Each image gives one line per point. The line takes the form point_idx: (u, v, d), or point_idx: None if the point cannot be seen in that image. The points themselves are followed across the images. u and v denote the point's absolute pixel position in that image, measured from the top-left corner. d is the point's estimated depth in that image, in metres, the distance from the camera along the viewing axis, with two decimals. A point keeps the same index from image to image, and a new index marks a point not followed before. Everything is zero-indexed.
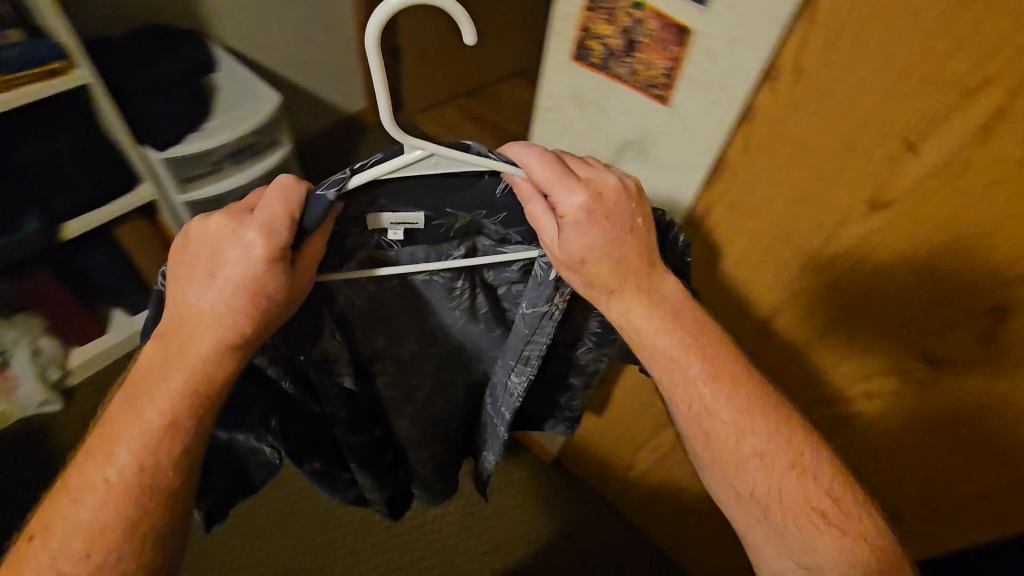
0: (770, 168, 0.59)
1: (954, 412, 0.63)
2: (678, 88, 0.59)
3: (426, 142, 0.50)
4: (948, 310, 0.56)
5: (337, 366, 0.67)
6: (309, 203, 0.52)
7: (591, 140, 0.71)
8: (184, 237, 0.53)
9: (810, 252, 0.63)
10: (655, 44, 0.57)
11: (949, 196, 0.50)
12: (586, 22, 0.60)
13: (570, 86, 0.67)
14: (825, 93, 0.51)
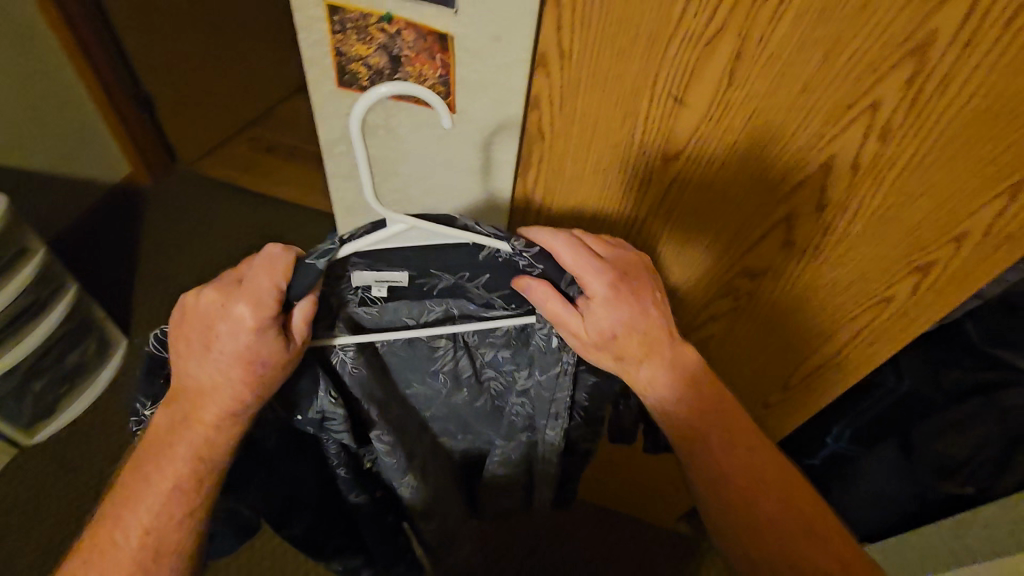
0: (568, 149, 0.60)
1: (782, 311, 0.70)
2: (456, 94, 0.57)
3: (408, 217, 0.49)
4: (751, 227, 0.62)
5: (334, 424, 0.60)
6: (297, 270, 0.50)
7: (392, 164, 0.67)
8: (184, 305, 0.52)
9: (627, 215, 0.65)
10: (420, 56, 0.54)
11: (722, 134, 0.54)
12: (341, 47, 0.56)
13: (345, 115, 0.62)
14: (592, 70, 0.52)
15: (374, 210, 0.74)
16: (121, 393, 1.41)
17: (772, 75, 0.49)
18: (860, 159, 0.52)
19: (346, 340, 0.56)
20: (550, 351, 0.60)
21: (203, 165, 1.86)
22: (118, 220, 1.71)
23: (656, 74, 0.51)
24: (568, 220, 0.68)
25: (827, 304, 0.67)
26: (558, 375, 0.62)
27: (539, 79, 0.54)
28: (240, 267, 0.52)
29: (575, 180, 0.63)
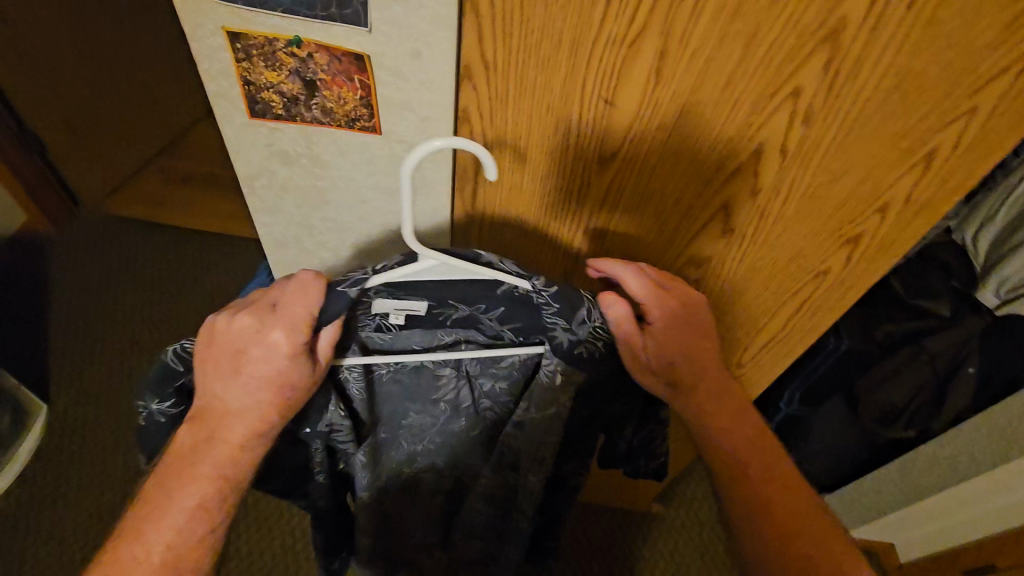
0: (504, 159, 0.58)
1: (729, 294, 0.72)
2: (382, 117, 0.54)
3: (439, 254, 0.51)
4: (693, 217, 0.63)
5: (340, 434, 0.61)
6: (328, 296, 0.48)
7: (321, 193, 0.63)
8: (212, 328, 0.49)
9: (570, 220, 0.64)
10: (337, 78, 0.51)
11: (654, 130, 0.54)
12: (249, 75, 0.51)
13: (265, 147, 0.58)
14: (519, 79, 0.51)
15: (307, 242, 0.70)
16: (47, 466, 1.29)
17: (696, 69, 0.49)
18: (788, 142, 0.53)
19: (347, 360, 0.54)
20: (549, 388, 0.58)
21: (112, 204, 1.72)
22: (21, 276, 1.55)
23: (583, 77, 0.50)
24: (510, 229, 0.67)
25: (771, 276, 0.68)
26: (554, 415, 0.60)
27: (466, 91, 0.52)
28: (273, 292, 0.49)
29: (516, 189, 0.61)
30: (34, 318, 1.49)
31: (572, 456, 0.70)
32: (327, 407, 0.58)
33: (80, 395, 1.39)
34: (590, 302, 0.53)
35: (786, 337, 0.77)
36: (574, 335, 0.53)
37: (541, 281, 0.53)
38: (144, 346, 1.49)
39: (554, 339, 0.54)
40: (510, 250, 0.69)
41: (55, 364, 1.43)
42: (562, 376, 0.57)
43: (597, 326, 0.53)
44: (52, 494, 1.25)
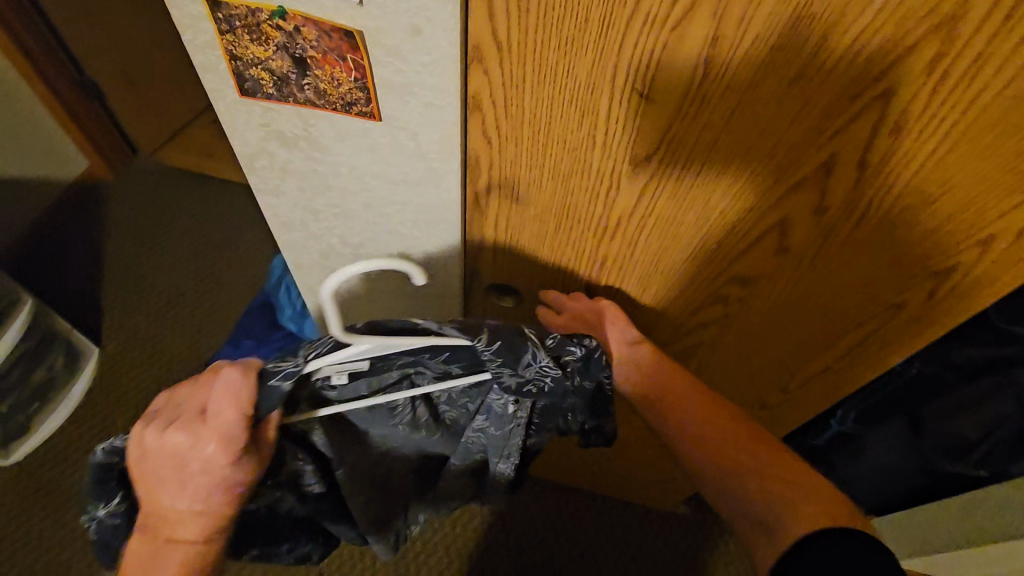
0: (520, 155, 0.50)
1: (779, 318, 0.62)
2: (380, 101, 0.47)
3: (375, 338, 0.46)
4: (740, 234, 0.53)
5: (306, 478, 0.56)
6: (259, 394, 0.43)
7: (323, 178, 0.58)
8: (142, 446, 0.44)
9: (595, 226, 0.56)
10: (328, 55, 0.44)
11: (699, 134, 0.45)
12: (234, 48, 0.46)
13: (260, 127, 0.53)
14: (536, 65, 0.42)
15: (314, 226, 0.65)
16: (96, 406, 1.36)
17: (757, 62, 0.39)
18: (869, 154, 0.43)
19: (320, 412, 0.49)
20: (504, 414, 0.56)
21: (165, 154, 1.74)
22: (78, 221, 1.61)
23: (613, 66, 0.41)
24: (528, 232, 0.59)
25: (829, 304, 0.59)
26: (512, 430, 0.58)
27: (476, 75, 0.44)
28: (198, 396, 0.44)
29: (532, 189, 0.54)
30: (89, 264, 1.55)
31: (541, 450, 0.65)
32: (287, 455, 0.53)
33: (127, 341, 1.46)
34: (534, 345, 0.48)
35: (837, 368, 0.68)
36: (521, 376, 0.49)
37: (483, 340, 0.48)
38: (188, 298, 1.53)
39: (500, 374, 0.49)
40: (530, 255, 0.62)
41: (106, 310, 1.49)
42: (516, 405, 0.55)
43: (544, 367, 0.48)
44: (99, 434, 1.33)
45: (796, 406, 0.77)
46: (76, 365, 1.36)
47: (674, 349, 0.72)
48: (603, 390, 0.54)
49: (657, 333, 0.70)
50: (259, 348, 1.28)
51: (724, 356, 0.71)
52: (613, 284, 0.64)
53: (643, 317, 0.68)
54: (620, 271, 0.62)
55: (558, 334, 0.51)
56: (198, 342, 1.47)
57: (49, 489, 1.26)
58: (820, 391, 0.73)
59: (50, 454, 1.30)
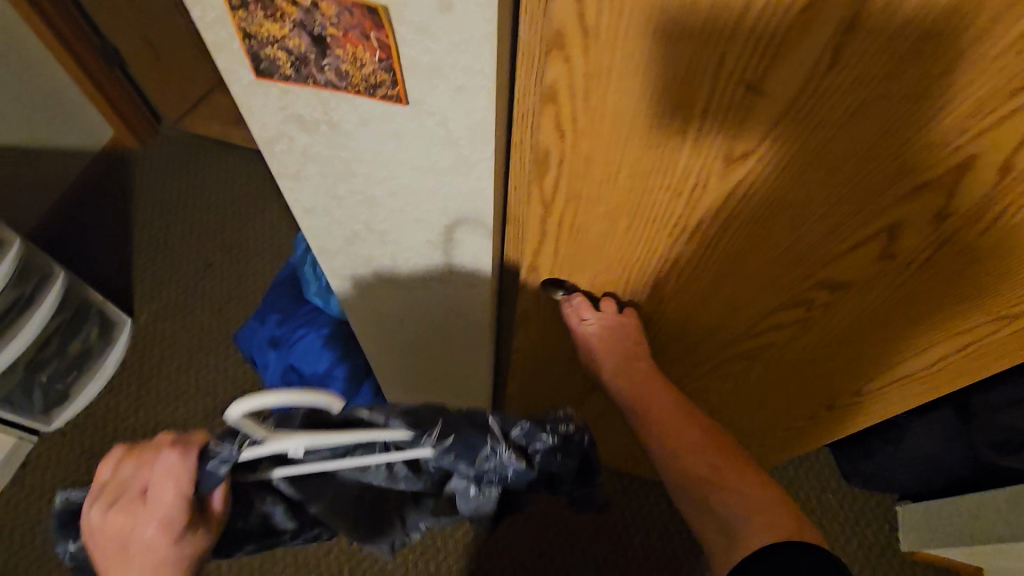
0: (593, 154, 0.46)
1: (863, 321, 0.58)
2: (406, 86, 0.43)
3: (305, 440, 0.42)
4: (840, 238, 0.48)
5: (278, 517, 0.53)
6: (199, 476, 0.43)
7: (345, 164, 0.54)
8: (87, 525, 0.45)
9: (671, 225, 0.52)
10: (349, 34, 0.40)
11: (814, 132, 0.39)
12: (248, 27, 0.41)
13: (279, 110, 0.49)
14: (626, 56, 0.38)
15: (337, 211, 0.62)
16: (130, 376, 1.39)
17: (900, 51, 0.33)
18: (1014, 158, 0.38)
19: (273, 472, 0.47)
20: (469, 495, 0.53)
21: (189, 121, 1.72)
22: (107, 191, 1.61)
23: (720, 59, 0.36)
24: (595, 233, 0.55)
25: (923, 307, 0.54)
26: (478, 506, 0.55)
27: (552, 63, 0.39)
28: (140, 475, 0.44)
29: (605, 191, 0.49)
30: (118, 235, 1.56)
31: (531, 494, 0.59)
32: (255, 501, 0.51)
33: (158, 312, 1.47)
34: (493, 440, 0.49)
35: (915, 368, 0.64)
36: (479, 467, 0.49)
37: (433, 437, 0.47)
38: (215, 268, 1.53)
39: (456, 463, 0.49)
40: (593, 257, 0.58)
41: (138, 280, 1.51)
42: (478, 488, 0.52)
43: (505, 458, 0.49)
44: (134, 403, 1.36)
45: (860, 403, 0.75)
46: (111, 336, 1.39)
47: (734, 346, 0.69)
48: (585, 456, 0.55)
49: (723, 332, 0.66)
50: (286, 323, 1.28)
51: (787, 354, 0.68)
52: (676, 285, 0.60)
53: (707, 315, 0.64)
54: (685, 272, 0.58)
55: (526, 423, 0.51)
56: (226, 314, 1.47)
57: (90, 457, 1.30)
58: (891, 391, 0.70)
59: (89, 421, 1.33)
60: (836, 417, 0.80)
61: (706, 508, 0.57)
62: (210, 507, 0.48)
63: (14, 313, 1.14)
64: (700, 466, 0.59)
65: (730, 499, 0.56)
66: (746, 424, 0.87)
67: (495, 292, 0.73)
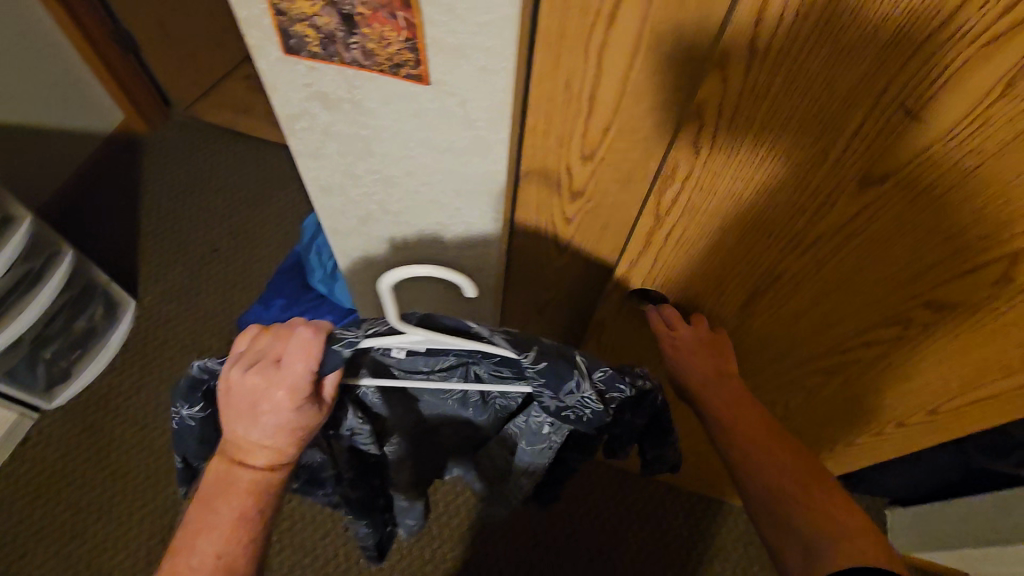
0: (727, 166, 0.49)
1: (958, 340, 0.60)
2: (429, 66, 0.45)
3: (426, 333, 0.55)
4: (958, 262, 0.50)
5: (361, 437, 0.67)
6: (327, 353, 0.53)
7: (365, 142, 0.56)
8: (225, 383, 0.55)
9: (790, 240, 0.54)
10: (379, 13, 0.42)
11: (964, 158, 0.42)
12: (280, 4, 0.43)
13: (304, 87, 0.51)
14: (790, 78, 0.41)
15: (352, 191, 0.64)
16: (133, 357, 1.40)
17: None
18: None
19: (364, 380, 0.61)
20: (539, 432, 0.67)
21: (199, 109, 1.74)
22: (115, 174, 1.63)
23: (891, 80, 0.39)
24: (703, 236, 0.58)
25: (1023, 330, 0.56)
26: (542, 448, 0.70)
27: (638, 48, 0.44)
28: (277, 346, 0.54)
29: (727, 200, 0.53)
30: (125, 217, 1.57)
31: (575, 447, 0.73)
32: (346, 411, 0.65)
33: (164, 295, 1.48)
34: (580, 375, 0.56)
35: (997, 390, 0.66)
36: (562, 401, 0.58)
37: (529, 357, 0.56)
38: (222, 253, 1.54)
39: (543, 389, 0.58)
40: (698, 261, 0.62)
41: (143, 263, 1.52)
42: (550, 427, 0.66)
43: (586, 397, 0.56)
44: (137, 383, 1.37)
45: (932, 417, 0.76)
46: (116, 315, 1.40)
47: (814, 359, 0.71)
48: (654, 415, 0.66)
49: (812, 345, 0.68)
50: (291, 308, 1.30)
51: (867, 370, 0.69)
52: (777, 297, 0.62)
53: (798, 329, 0.66)
54: (790, 285, 0.60)
55: (609, 369, 0.58)
56: (231, 298, 1.48)
57: (92, 434, 1.31)
58: (967, 408, 0.72)
59: (91, 400, 1.34)
60: (902, 430, 0.82)
61: (790, 531, 0.53)
62: (321, 393, 0.57)
63: (22, 289, 1.15)
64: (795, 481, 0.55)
65: (821, 524, 0.52)
66: (812, 432, 0.89)
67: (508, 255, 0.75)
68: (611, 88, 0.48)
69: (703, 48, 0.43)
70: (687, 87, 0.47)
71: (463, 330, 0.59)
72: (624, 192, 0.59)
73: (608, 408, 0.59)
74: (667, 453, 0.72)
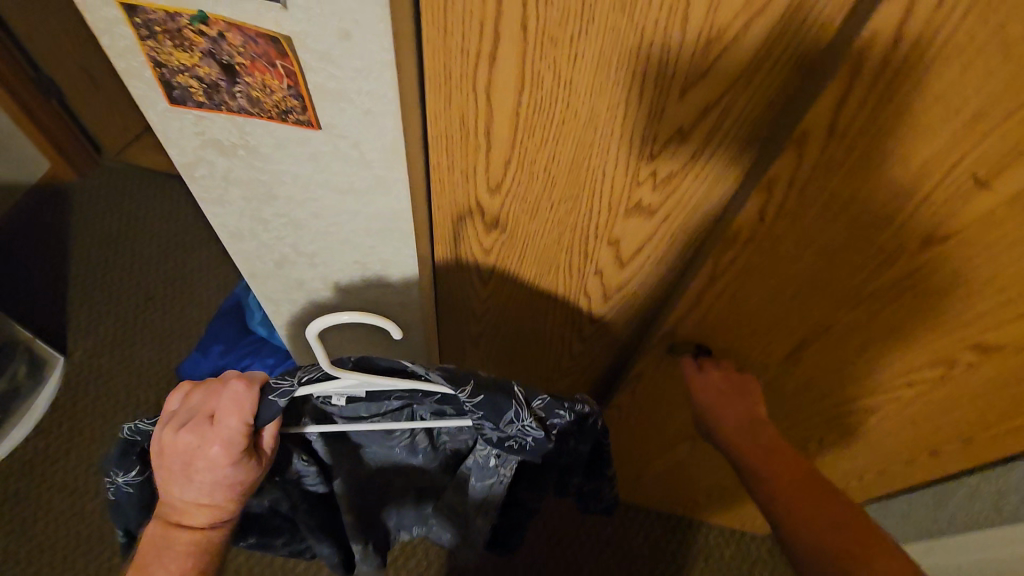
0: (793, 234, 0.49)
1: (999, 382, 0.61)
2: (314, 111, 0.45)
3: (358, 375, 0.55)
4: (1012, 310, 0.51)
5: (308, 479, 0.66)
6: (261, 406, 0.53)
7: (267, 188, 0.55)
8: (158, 445, 0.54)
9: (845, 295, 0.54)
10: (256, 62, 0.42)
11: None
12: (157, 55, 0.43)
13: (196, 136, 0.50)
14: (866, 151, 0.41)
15: (263, 235, 0.63)
16: (62, 416, 1.33)
17: None
18: None
19: (306, 428, 0.60)
20: (488, 466, 0.66)
21: (130, 154, 1.69)
22: (43, 224, 1.57)
23: (969, 153, 0.39)
24: (749, 292, 0.57)
25: None
26: (493, 483, 0.68)
27: (525, 90, 0.46)
28: (209, 402, 0.53)
29: (783, 261, 0.52)
30: (52, 269, 1.50)
31: (529, 481, 0.71)
32: (292, 456, 0.63)
33: (93, 348, 1.42)
34: (517, 405, 0.55)
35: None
36: (504, 431, 0.57)
37: (466, 392, 0.55)
38: (160, 300, 1.49)
39: (483, 420, 0.57)
40: (743, 318, 0.61)
41: (73, 315, 1.45)
42: (497, 459, 0.65)
43: (527, 425, 0.56)
44: (66, 442, 1.30)
45: (955, 454, 0.77)
46: (43, 371, 1.33)
47: (842, 396, 0.71)
48: (599, 443, 0.67)
49: (856, 387, 0.68)
50: (230, 353, 1.26)
51: (896, 406, 0.70)
52: (819, 345, 0.62)
53: (835, 372, 0.67)
54: (833, 334, 0.60)
55: (546, 396, 0.58)
56: (168, 347, 1.43)
57: (16, 502, 1.23)
58: (994, 447, 0.73)
59: (14, 465, 1.26)
60: (921, 462, 0.82)
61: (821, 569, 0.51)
62: (262, 444, 0.57)
63: None
64: (843, 541, 0.52)
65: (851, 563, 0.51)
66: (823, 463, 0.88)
67: (433, 291, 0.75)
68: (503, 122, 0.49)
69: (584, 86, 0.45)
70: (574, 120, 0.48)
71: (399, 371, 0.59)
72: (533, 221, 0.60)
73: (550, 433, 0.59)
74: (603, 491, 0.74)
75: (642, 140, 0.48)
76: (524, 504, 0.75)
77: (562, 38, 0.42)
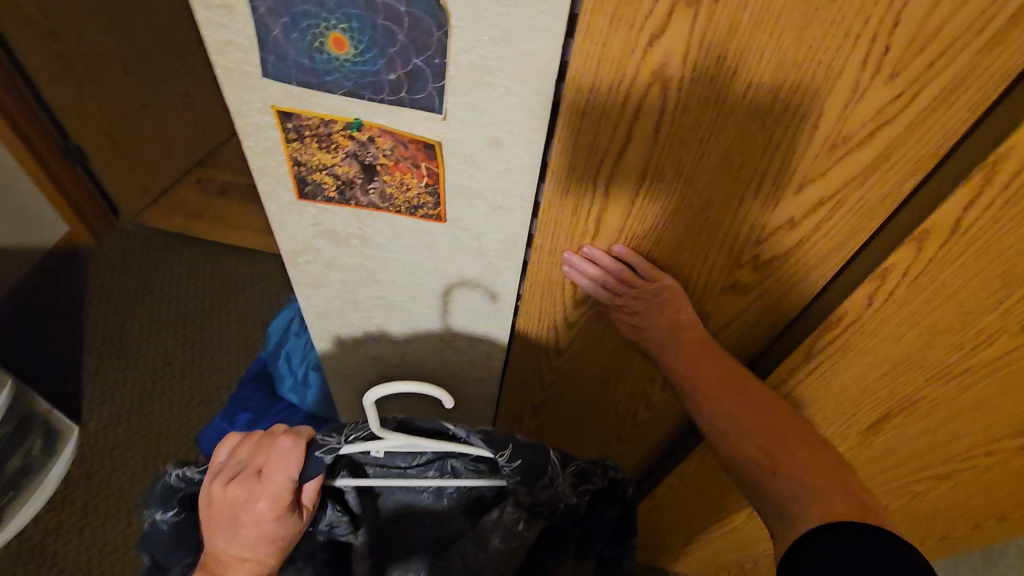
0: (899, 314, 0.52)
1: None
2: (447, 206, 0.46)
3: (400, 437, 0.52)
4: None
5: (339, 530, 0.61)
6: (307, 463, 0.50)
7: (372, 271, 0.56)
8: (207, 496, 0.51)
9: (939, 370, 0.56)
10: (399, 163, 0.43)
11: None
12: (300, 156, 0.44)
13: (313, 226, 0.51)
14: (978, 245, 0.44)
15: (352, 315, 0.64)
16: (76, 491, 1.26)
17: None
18: None
19: (339, 482, 0.57)
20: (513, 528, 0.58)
21: (150, 217, 1.68)
22: (57, 288, 1.53)
23: None
24: (847, 367, 0.59)
25: None
26: (516, 544, 0.60)
27: (646, 186, 0.48)
28: (257, 456, 0.51)
29: (883, 339, 0.54)
30: (65, 335, 1.46)
31: (557, 535, 0.65)
32: (324, 508, 0.60)
33: (111, 417, 1.36)
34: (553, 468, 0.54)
35: None
36: (536, 496, 0.55)
37: (505, 456, 0.52)
38: (177, 365, 1.46)
39: (516, 485, 0.54)
40: (835, 393, 0.63)
41: (87, 382, 1.40)
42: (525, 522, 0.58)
43: (562, 490, 0.55)
44: (80, 520, 1.23)
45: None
46: (59, 445, 1.27)
47: (922, 462, 0.71)
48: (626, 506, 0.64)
49: (937, 454, 0.69)
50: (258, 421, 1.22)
51: (975, 472, 0.71)
52: (905, 416, 0.64)
53: (918, 441, 0.68)
54: (922, 405, 0.62)
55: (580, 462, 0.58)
56: (186, 413, 1.38)
57: None
58: None
59: (24, 547, 1.19)
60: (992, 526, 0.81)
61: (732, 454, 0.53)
62: (302, 499, 0.54)
63: None
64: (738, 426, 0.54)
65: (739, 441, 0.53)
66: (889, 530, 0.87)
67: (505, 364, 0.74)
68: (616, 211, 0.51)
69: (703, 181, 0.47)
70: (688, 211, 0.50)
71: (441, 430, 0.57)
72: None
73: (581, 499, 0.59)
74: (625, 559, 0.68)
75: (747, 230, 0.51)
76: (546, 567, 0.70)
77: (693, 140, 0.44)
